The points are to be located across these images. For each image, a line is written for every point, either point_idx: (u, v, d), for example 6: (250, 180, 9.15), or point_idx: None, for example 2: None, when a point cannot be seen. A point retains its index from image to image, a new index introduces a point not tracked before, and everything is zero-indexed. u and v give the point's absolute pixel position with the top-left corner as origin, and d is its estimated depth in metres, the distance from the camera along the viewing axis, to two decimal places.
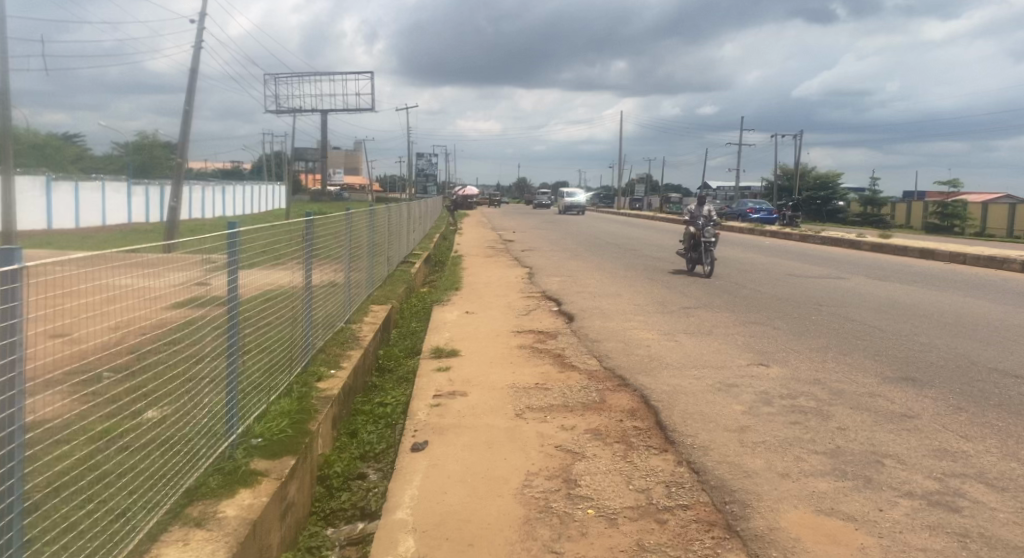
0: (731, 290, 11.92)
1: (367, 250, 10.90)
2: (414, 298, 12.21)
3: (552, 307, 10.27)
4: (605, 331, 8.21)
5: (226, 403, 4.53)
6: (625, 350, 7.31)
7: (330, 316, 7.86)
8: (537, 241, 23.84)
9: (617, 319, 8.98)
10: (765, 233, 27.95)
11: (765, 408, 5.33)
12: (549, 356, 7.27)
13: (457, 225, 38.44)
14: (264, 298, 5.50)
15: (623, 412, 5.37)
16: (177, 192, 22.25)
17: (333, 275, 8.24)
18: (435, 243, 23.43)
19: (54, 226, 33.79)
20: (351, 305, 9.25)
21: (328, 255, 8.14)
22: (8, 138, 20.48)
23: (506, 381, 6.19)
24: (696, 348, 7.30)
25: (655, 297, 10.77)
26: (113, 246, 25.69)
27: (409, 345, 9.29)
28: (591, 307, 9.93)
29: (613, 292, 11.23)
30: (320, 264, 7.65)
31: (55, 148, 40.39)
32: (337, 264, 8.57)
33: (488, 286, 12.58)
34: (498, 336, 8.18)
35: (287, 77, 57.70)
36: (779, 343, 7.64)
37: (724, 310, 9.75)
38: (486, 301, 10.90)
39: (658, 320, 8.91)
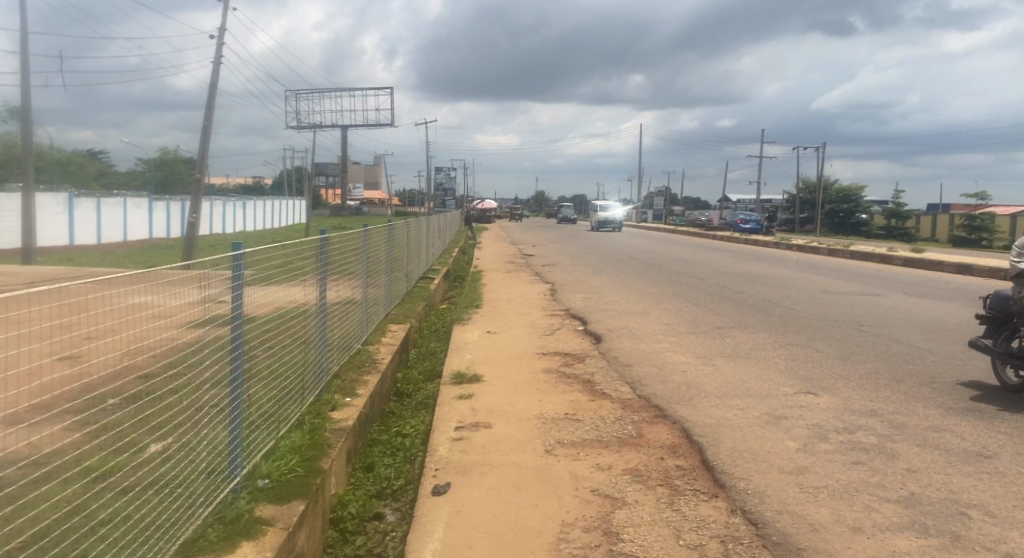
0: (764, 308, 11.35)
1: (385, 265, 10.51)
2: (432, 317, 11.77)
3: (578, 326, 9.79)
4: (636, 354, 7.72)
5: (230, 442, 4.13)
6: (659, 376, 6.81)
7: (345, 337, 7.46)
8: (558, 256, 23.45)
9: (648, 340, 8.49)
10: (792, 247, 27.24)
11: (822, 445, 4.81)
12: (578, 381, 6.79)
13: (476, 240, 38.24)
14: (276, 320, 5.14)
15: (664, 449, 4.89)
16: (195, 208, 22.23)
17: (349, 292, 7.84)
18: (454, 258, 23.15)
19: (76, 243, 34.05)
20: (368, 323, 8.84)
21: (345, 271, 7.75)
22: (30, 155, 20.66)
23: (533, 411, 5.74)
24: (736, 374, 6.79)
25: (685, 316, 10.25)
26: (132, 262, 25.82)
27: (427, 368, 8.86)
28: (619, 326, 9.44)
29: (641, 311, 10.72)
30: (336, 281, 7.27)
31: (79, 165, 40.95)
32: (354, 281, 8.18)
33: (510, 303, 12.15)
34: (522, 359, 7.73)
35: (307, 93, 58.11)
36: (825, 368, 7.09)
37: (760, 330, 9.20)
38: (509, 319, 10.46)
39: (692, 342, 8.40)
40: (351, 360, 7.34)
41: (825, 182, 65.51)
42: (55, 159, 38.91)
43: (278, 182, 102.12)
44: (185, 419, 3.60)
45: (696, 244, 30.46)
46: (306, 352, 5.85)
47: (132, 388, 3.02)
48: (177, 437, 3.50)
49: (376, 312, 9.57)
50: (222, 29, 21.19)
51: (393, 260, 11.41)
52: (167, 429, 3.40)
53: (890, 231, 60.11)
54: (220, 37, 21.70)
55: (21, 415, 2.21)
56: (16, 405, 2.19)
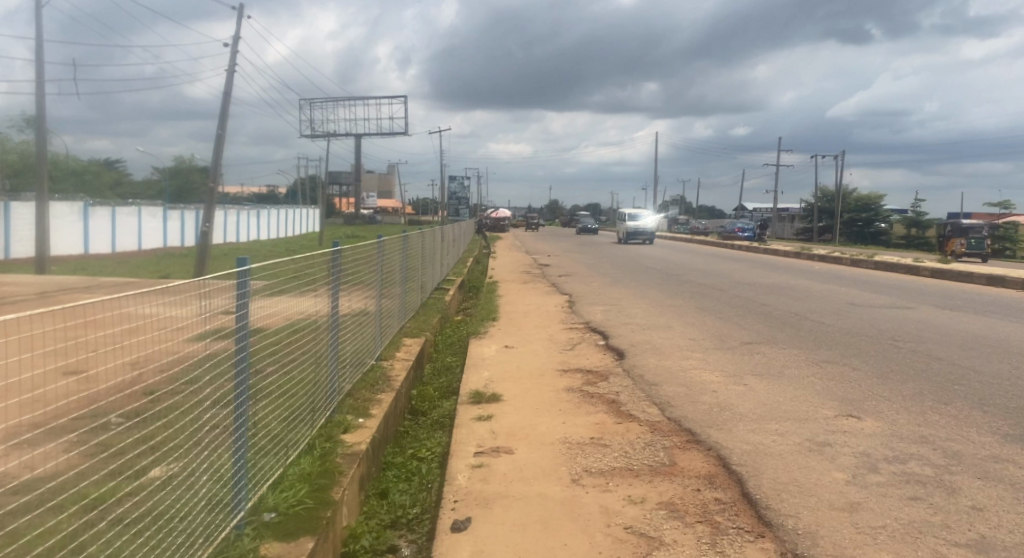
0: (792, 322, 10.93)
1: (399, 277, 10.22)
2: (447, 330, 11.45)
3: (599, 341, 9.44)
4: (662, 372, 7.36)
5: (234, 471, 3.82)
6: (689, 396, 6.44)
7: (359, 352, 7.17)
8: (574, 266, 23.14)
9: (673, 357, 8.13)
10: (812, 258, 26.69)
11: (872, 477, 4.42)
12: (603, 402, 6.44)
13: (490, 249, 38.04)
14: (286, 334, 4.87)
15: (699, 479, 4.51)
16: (209, 217, 22.20)
17: (363, 304, 7.56)
18: (468, 267, 22.91)
19: (91, 252, 34.24)
20: (382, 337, 8.54)
21: (358, 283, 7.47)
22: (46, 165, 20.77)
23: (557, 435, 5.40)
24: (771, 395, 6.40)
25: (710, 330, 9.86)
26: (146, 271, 25.90)
27: (443, 384, 8.53)
28: (642, 342, 9.08)
29: (663, 325, 10.34)
30: (349, 292, 6.99)
31: (96, 175, 41.33)
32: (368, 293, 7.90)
33: (527, 316, 11.82)
34: (543, 376, 7.39)
35: (322, 103, 58.37)
36: (864, 389, 6.68)
37: (790, 346, 8.80)
38: (527, 333, 10.12)
39: (720, 359, 8.02)
40: (364, 378, 7.03)
41: (844, 191, 64.52)
42: (73, 168, 39.30)
43: (293, 191, 102.70)
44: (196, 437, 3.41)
45: (714, 254, 29.92)
46: (318, 368, 5.58)
47: (139, 408, 2.84)
48: (187, 457, 3.31)
49: (390, 325, 9.28)
50: (237, 38, 21.21)
51: (408, 270, 11.14)
52: (176, 449, 3.22)
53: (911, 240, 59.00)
54: (235, 46, 21.71)
55: (19, 437, 2.05)
56: (16, 428, 2.03)
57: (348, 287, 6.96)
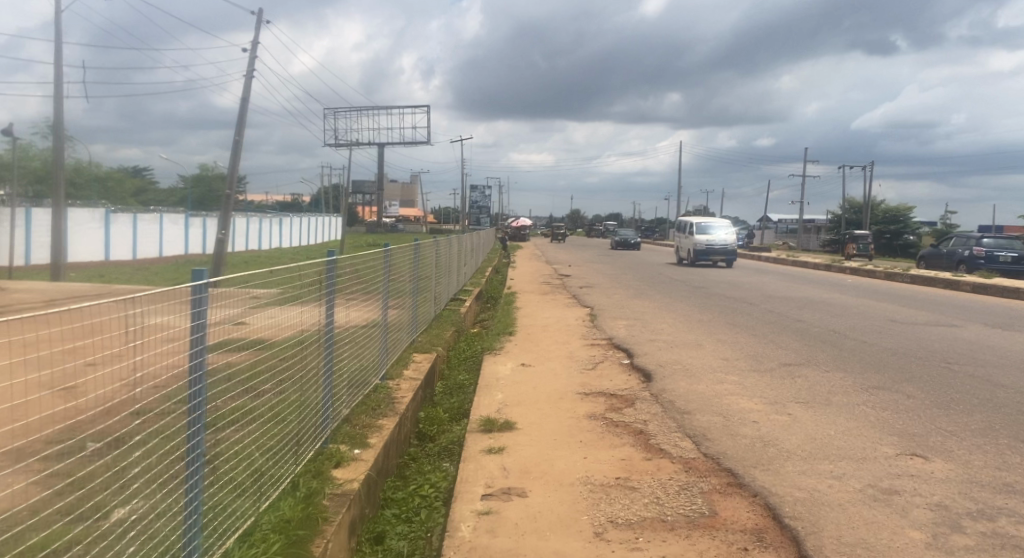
0: (832, 340, 10.11)
1: (409, 290, 9.60)
2: (460, 345, 10.81)
3: (623, 360, 8.72)
4: (694, 398, 6.64)
5: (190, 525, 3.18)
6: (726, 429, 5.69)
7: (360, 371, 6.55)
8: (595, 277, 22.44)
9: (706, 380, 7.38)
10: (844, 270, 25.66)
11: (957, 537, 3.67)
12: (629, 433, 5.73)
13: (510, 259, 37.52)
14: (272, 349, 4.33)
15: (747, 535, 3.80)
16: (224, 224, 21.91)
17: (366, 316, 6.96)
18: (487, 278, 22.34)
19: (111, 258, 34.40)
20: (388, 353, 7.91)
21: (362, 292, 6.89)
22: (62, 172, 20.67)
23: (578, 474, 4.72)
24: (822, 428, 5.63)
25: (745, 350, 9.09)
26: (163, 278, 25.75)
27: (453, 407, 7.90)
28: (670, 362, 8.35)
29: (692, 343, 9.59)
30: (349, 302, 6.40)
31: (120, 181, 41.74)
32: (372, 302, 7.30)
33: (546, 330, 11.13)
34: (562, 400, 6.71)
35: (345, 112, 58.60)
36: (926, 421, 5.89)
37: (834, 367, 8.02)
38: (545, 350, 9.42)
39: (758, 384, 7.25)
40: (364, 401, 6.41)
41: (875, 203, 62.87)
42: (97, 174, 39.71)
43: (314, 199, 103.39)
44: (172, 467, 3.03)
45: (741, 266, 28.91)
46: (309, 388, 5.00)
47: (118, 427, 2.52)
48: (162, 488, 2.93)
49: (398, 341, 8.64)
50: (256, 44, 21.06)
51: (419, 280, 10.55)
52: (150, 482, 2.83)
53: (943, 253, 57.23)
54: (253, 51, 21.48)
55: None
56: None
57: (348, 296, 6.37)
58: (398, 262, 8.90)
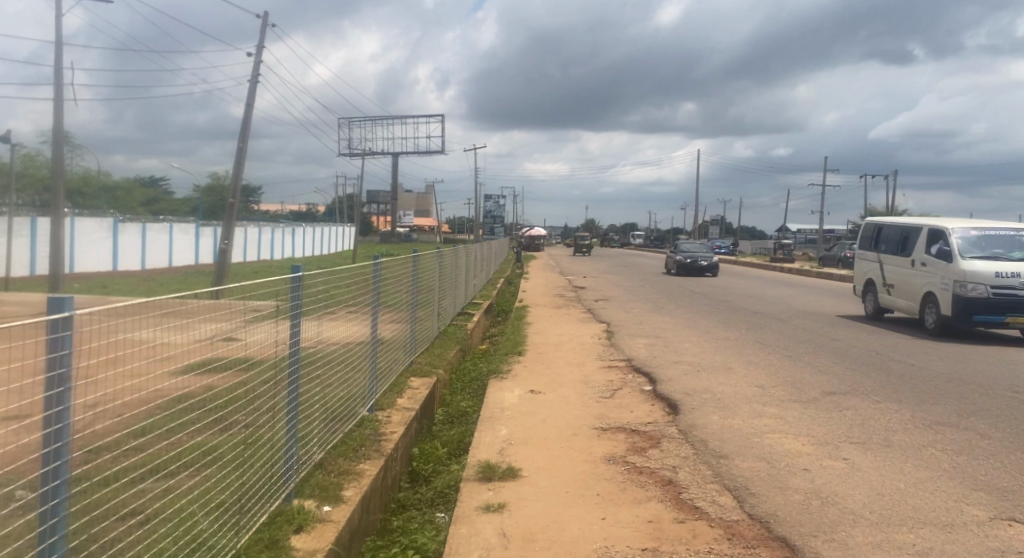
0: (877, 363, 9.08)
1: (406, 303, 8.69)
2: (463, 366, 9.89)
3: (645, 388, 7.76)
4: (729, 438, 5.69)
5: None
6: (773, 479, 4.72)
7: (340, 405, 5.73)
8: (611, 289, 21.55)
9: (741, 415, 6.39)
10: None
11: None
12: (656, 484, 4.78)
13: (523, 269, 36.89)
14: (230, 378, 3.75)
15: None
16: (228, 233, 21.31)
17: (349, 338, 6.08)
18: (498, 290, 21.52)
19: (120, 268, 34.07)
20: (379, 379, 7.02)
21: (345, 307, 6.02)
22: (63, 181, 20.24)
23: (592, 543, 3.82)
24: (891, 479, 4.64)
25: (781, 375, 8.12)
26: (168, 289, 25.25)
27: (450, 440, 7.00)
28: (700, 390, 7.39)
29: (722, 367, 8.61)
30: (327, 320, 5.57)
31: (129, 191, 41.45)
32: (357, 319, 6.41)
33: (558, 350, 10.20)
34: (574, 440, 5.80)
35: (360, 121, 58.38)
36: (1014, 469, 4.89)
37: (886, 397, 7.04)
38: (557, 374, 8.51)
39: (803, 419, 6.26)
40: (344, 443, 5.54)
41: (898, 213, 61.64)
42: (107, 184, 39.49)
43: (329, 208, 103.32)
44: (89, 523, 2.52)
45: (764, 278, 27.88)
46: (275, 426, 4.33)
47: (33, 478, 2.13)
48: None
49: (391, 363, 7.72)
50: (261, 50, 20.54)
51: (420, 294, 9.70)
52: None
53: None
54: (259, 56, 20.98)
55: None
56: None
57: (324, 315, 5.52)
58: (392, 273, 7.99)
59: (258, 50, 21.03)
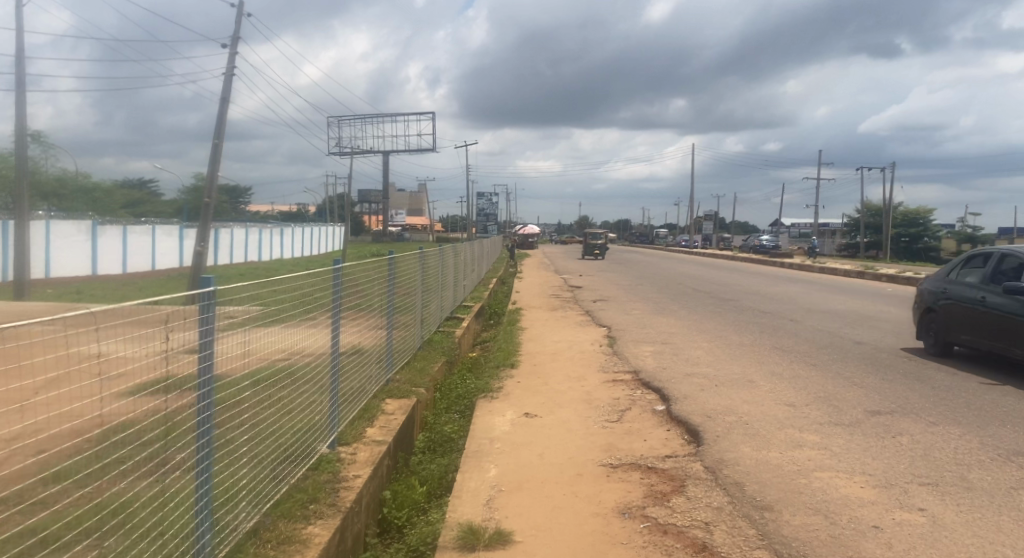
0: (915, 372, 8.05)
1: (379, 311, 7.55)
2: (449, 380, 8.77)
3: (657, 409, 6.66)
4: (768, 479, 4.63)
5: None
6: (839, 544, 3.64)
7: (290, 440, 4.68)
8: (609, 289, 20.54)
9: (778, 447, 5.30)
10: (879, 277, 23.61)
11: None
12: (687, 550, 3.68)
13: (516, 268, 36.01)
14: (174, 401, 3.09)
15: None
16: (203, 235, 20.13)
17: (299, 354, 4.96)
18: (490, 290, 20.49)
19: (98, 272, 32.81)
20: (342, 405, 5.90)
21: (291, 316, 4.91)
22: (27, 180, 19.03)
23: None
24: (993, 543, 3.56)
25: (811, 391, 7.06)
26: (145, 294, 24.05)
27: (430, 478, 5.93)
28: (722, 411, 6.31)
29: (742, 381, 7.54)
30: (266, 333, 4.45)
31: (108, 193, 39.97)
32: (310, 330, 5.28)
33: (556, 360, 9.11)
34: (577, 485, 4.72)
35: (349, 119, 57.22)
36: None
37: (942, 417, 5.99)
38: (554, 391, 7.44)
39: (853, 450, 5.18)
40: (293, 495, 4.47)
41: (896, 206, 60.88)
42: (85, 185, 38.15)
43: (320, 207, 101.73)
44: None
45: (766, 273, 26.93)
46: (208, 471, 3.46)
47: None
48: None
49: (358, 383, 6.57)
50: (237, 41, 19.41)
51: (398, 299, 8.60)
52: None
53: None
54: (235, 46, 19.82)
55: None
56: None
57: (261, 328, 4.40)
58: (359, 274, 6.84)
59: (233, 41, 19.88)
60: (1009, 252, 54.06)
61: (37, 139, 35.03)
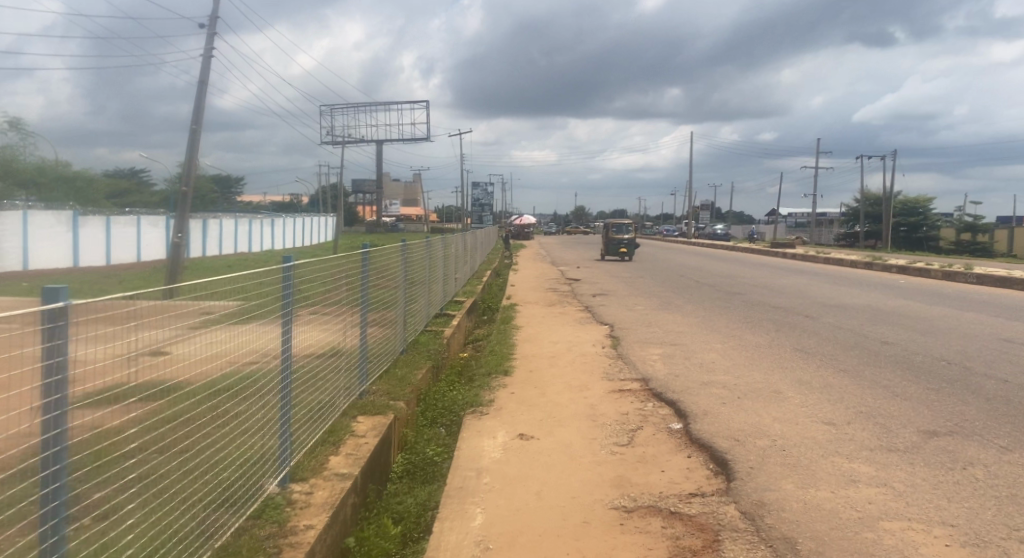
0: (960, 380, 7.13)
1: (346, 309, 6.43)
2: (436, 388, 7.76)
3: (673, 429, 5.69)
4: (823, 533, 3.67)
5: None
6: None
7: (224, 477, 3.80)
8: (609, 282, 19.62)
9: (826, 483, 4.35)
10: (887, 268, 22.75)
11: None
12: None
13: (512, 259, 35.28)
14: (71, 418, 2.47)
15: None
16: (182, 226, 19.11)
17: (248, 360, 4.20)
18: (484, 284, 19.60)
19: (80, 264, 31.59)
20: (298, 431, 4.91)
21: (250, 316, 4.24)
22: None
23: None
24: None
25: (850, 407, 6.10)
26: (122, 288, 22.98)
27: (406, 516, 4.96)
28: (751, 433, 5.36)
29: (768, 393, 6.59)
30: (219, 334, 3.83)
31: (90, 182, 38.61)
32: (257, 337, 4.38)
33: (554, 367, 8.13)
34: (581, 539, 3.76)
35: (342, 108, 56.12)
36: None
37: (1014, 441, 5.03)
38: (554, 405, 6.48)
39: (920, 488, 4.22)
40: None
41: (897, 195, 59.87)
42: (66, 174, 36.89)
43: (313, 197, 100.34)
44: None
45: (768, 265, 26.10)
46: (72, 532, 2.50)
47: None
48: None
49: (323, 398, 5.59)
50: (214, 19, 18.25)
51: (375, 292, 7.58)
52: None
53: (968, 246, 54.28)
54: (212, 24, 18.67)
55: None
56: None
57: (193, 333, 3.51)
58: (317, 267, 5.68)
59: (211, 20, 18.74)
60: (1009, 241, 53.26)
61: (14, 125, 33.66)
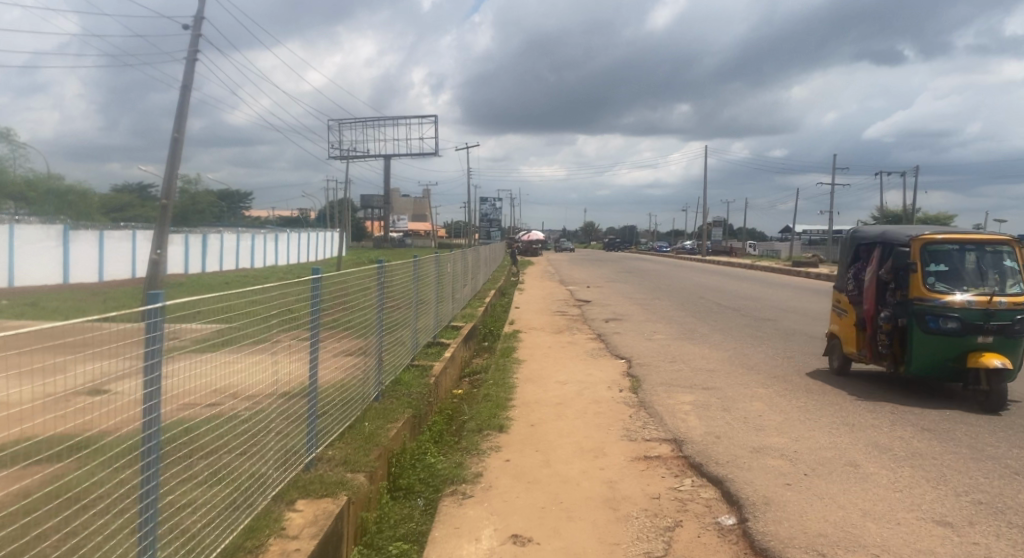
0: None
1: (290, 343, 4.89)
2: (413, 448, 6.15)
3: (725, 526, 4.15)
4: None
5: None
6: None
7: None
8: (623, 305, 18.08)
9: None
10: None
11: None
12: None
13: (517, 276, 33.96)
14: None
15: None
16: (160, 241, 17.68)
17: (185, 403, 3.37)
18: (486, 305, 18.17)
19: (70, 281, 30.34)
20: (213, 517, 3.58)
21: (180, 351, 3.27)
22: None
23: None
24: None
25: (962, 493, 4.50)
26: (100, 307, 21.51)
27: None
28: (838, 543, 3.78)
29: (842, 468, 4.99)
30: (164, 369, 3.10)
31: (84, 195, 37.44)
32: (178, 376, 3.27)
33: (562, 421, 6.53)
34: None
35: (351, 122, 55.32)
36: None
37: None
38: (560, 483, 4.91)
39: None
40: None
41: (917, 212, 57.84)
42: (59, 187, 35.72)
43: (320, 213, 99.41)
44: None
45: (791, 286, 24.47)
46: None
47: None
48: None
49: (261, 463, 4.28)
50: (200, 20, 16.98)
51: (342, 313, 6.07)
52: None
53: None
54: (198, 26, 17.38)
55: None
56: None
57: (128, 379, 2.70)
58: (257, 295, 4.38)
59: (197, 22, 17.45)
60: None
61: (4, 136, 32.59)
